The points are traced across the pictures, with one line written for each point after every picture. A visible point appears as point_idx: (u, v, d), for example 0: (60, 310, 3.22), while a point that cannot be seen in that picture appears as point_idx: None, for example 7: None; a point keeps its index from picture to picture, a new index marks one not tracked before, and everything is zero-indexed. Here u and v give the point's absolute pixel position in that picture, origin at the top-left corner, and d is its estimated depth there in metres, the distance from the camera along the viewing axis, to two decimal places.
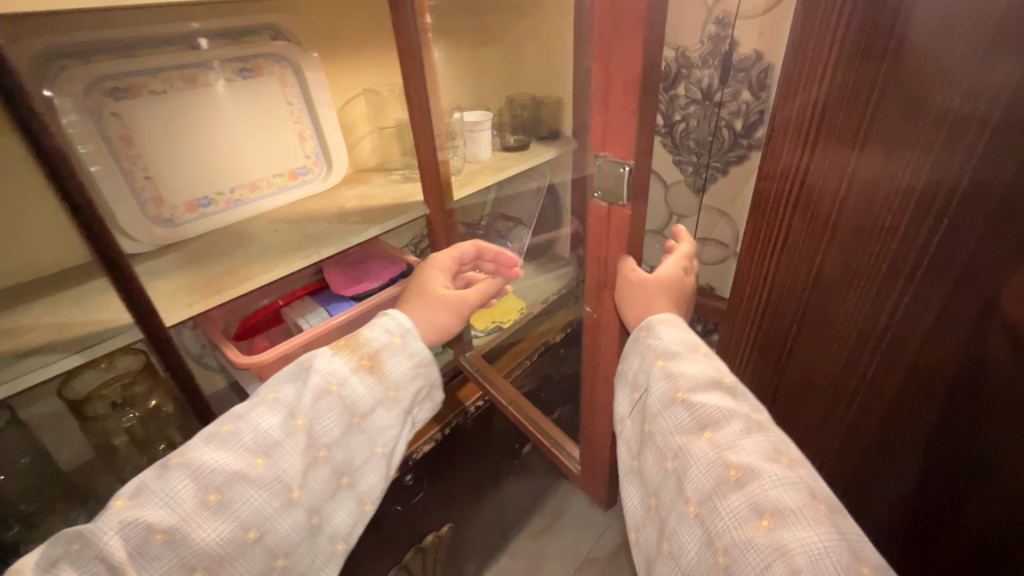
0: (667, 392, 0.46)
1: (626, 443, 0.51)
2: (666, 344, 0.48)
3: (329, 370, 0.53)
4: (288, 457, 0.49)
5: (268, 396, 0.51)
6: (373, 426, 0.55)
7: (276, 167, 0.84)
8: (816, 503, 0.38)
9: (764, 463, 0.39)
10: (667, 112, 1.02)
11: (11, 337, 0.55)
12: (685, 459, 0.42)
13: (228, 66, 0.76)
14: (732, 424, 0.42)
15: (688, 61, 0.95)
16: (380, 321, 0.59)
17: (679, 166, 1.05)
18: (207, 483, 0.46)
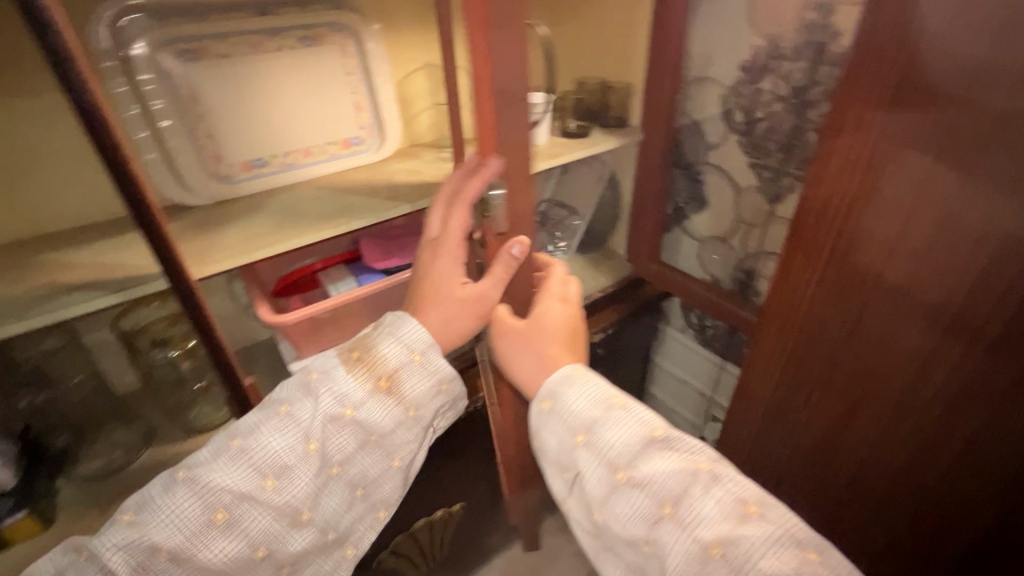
0: (597, 461, 0.52)
1: (579, 522, 0.56)
2: (580, 418, 0.53)
3: (343, 392, 0.55)
4: (296, 480, 0.53)
5: (280, 411, 0.54)
6: (390, 442, 0.58)
7: (330, 136, 0.86)
8: (806, 554, 0.43)
9: (738, 528, 0.45)
10: (749, 108, 0.92)
11: (68, 270, 0.64)
12: (658, 543, 0.47)
13: (291, 34, 0.78)
14: (684, 494, 0.47)
15: (777, 52, 0.84)
16: (399, 330, 0.57)
17: (755, 170, 0.95)
18: (216, 503, 0.51)
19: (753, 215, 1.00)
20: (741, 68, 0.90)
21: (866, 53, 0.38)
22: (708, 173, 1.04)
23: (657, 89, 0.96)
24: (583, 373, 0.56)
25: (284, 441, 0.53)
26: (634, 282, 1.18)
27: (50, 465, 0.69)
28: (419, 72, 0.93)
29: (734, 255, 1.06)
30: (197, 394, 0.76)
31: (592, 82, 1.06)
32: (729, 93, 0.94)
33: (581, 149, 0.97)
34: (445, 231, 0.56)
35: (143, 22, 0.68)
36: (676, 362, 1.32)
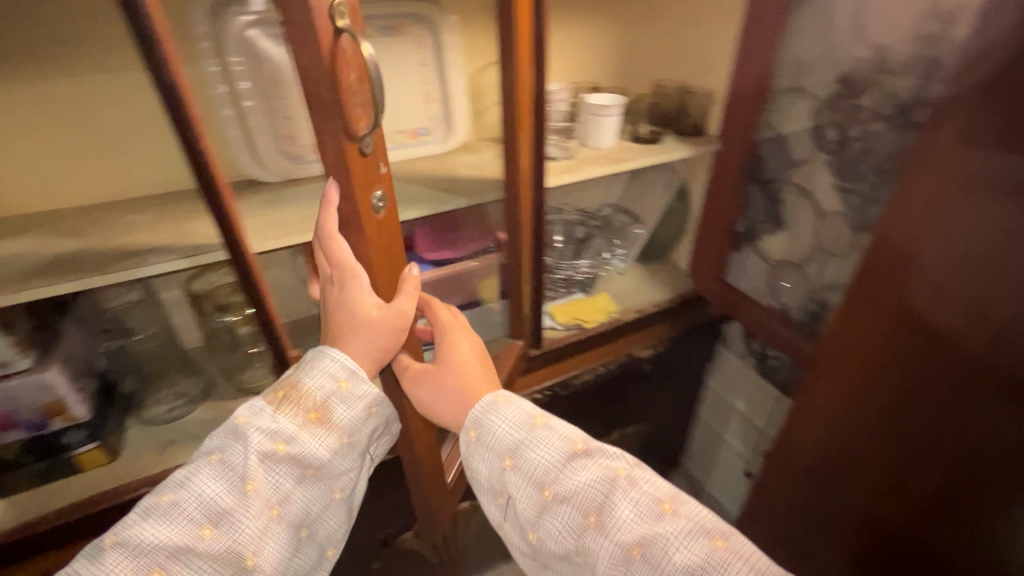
0: (526, 482, 0.57)
1: (515, 544, 0.61)
2: (505, 443, 0.59)
3: (274, 428, 0.53)
4: (230, 527, 0.51)
5: (211, 460, 0.53)
6: (328, 474, 0.57)
7: (399, 124, 0.88)
8: (715, 541, 0.51)
9: (657, 527, 0.52)
10: (843, 126, 0.84)
11: (150, 232, 0.70)
12: (588, 552, 0.53)
13: (372, 23, 0.81)
14: (604, 502, 0.54)
15: (885, 65, 0.75)
16: (320, 363, 0.56)
17: (843, 194, 0.87)
18: (151, 560, 0.48)
19: (834, 243, 0.91)
20: (840, 80, 0.82)
21: (948, 117, 0.52)
22: (789, 193, 0.95)
23: (740, 99, 0.90)
24: (512, 400, 0.62)
25: (216, 486, 0.51)
26: (693, 300, 1.11)
27: (119, 406, 0.77)
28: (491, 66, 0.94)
29: (808, 284, 0.97)
30: (250, 357, 0.81)
31: (671, 87, 1.01)
32: (823, 107, 0.86)
33: (650, 158, 0.92)
34: (338, 266, 0.51)
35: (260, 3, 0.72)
36: (730, 389, 1.24)
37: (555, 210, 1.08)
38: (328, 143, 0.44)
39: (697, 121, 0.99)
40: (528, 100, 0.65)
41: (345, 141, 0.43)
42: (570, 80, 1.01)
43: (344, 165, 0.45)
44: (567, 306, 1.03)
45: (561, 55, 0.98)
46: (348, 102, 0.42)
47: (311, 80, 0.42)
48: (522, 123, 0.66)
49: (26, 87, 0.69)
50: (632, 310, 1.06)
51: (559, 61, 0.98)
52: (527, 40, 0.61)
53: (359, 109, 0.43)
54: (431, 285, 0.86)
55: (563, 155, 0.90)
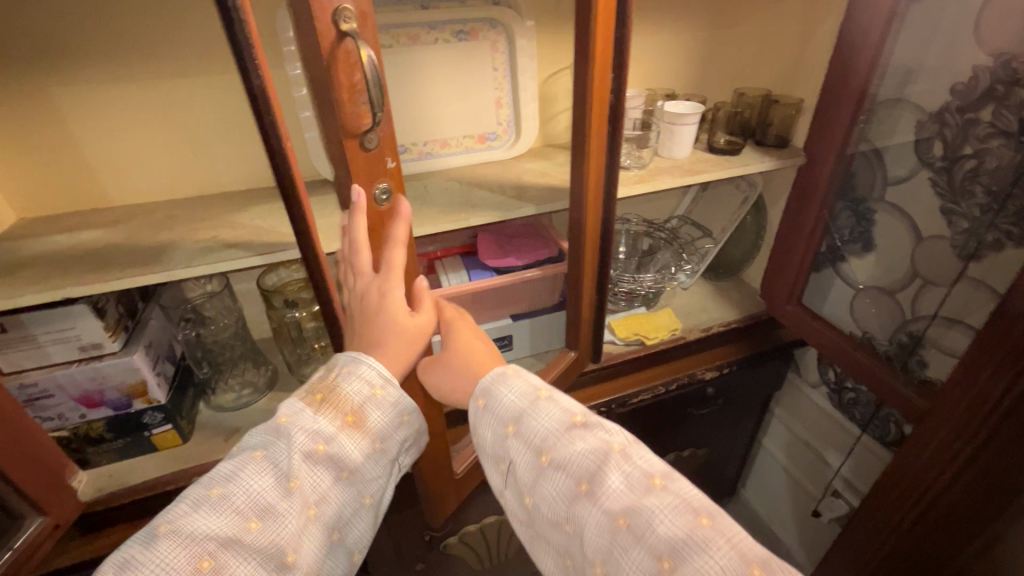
0: (526, 448, 0.55)
1: (515, 514, 0.58)
2: (510, 410, 0.57)
3: (316, 427, 0.52)
4: (275, 521, 0.49)
5: (256, 455, 0.51)
6: (360, 478, 0.56)
7: (468, 129, 0.88)
8: (699, 520, 0.45)
9: (644, 499, 0.47)
10: (953, 142, 0.76)
11: (230, 228, 0.73)
12: (577, 519, 0.50)
13: (448, 28, 0.81)
14: (593, 469, 0.50)
15: (1011, 75, 0.67)
16: (357, 369, 0.55)
17: (948, 218, 0.78)
18: (201, 550, 0.45)
19: (935, 270, 0.82)
20: (953, 90, 0.74)
21: None
22: (882, 213, 0.88)
23: (834, 108, 0.83)
24: (520, 373, 0.60)
25: (264, 480, 0.49)
26: (764, 322, 1.04)
27: (192, 391, 0.81)
28: (563, 72, 0.92)
29: (899, 313, 0.89)
30: (313, 353, 0.83)
31: (753, 94, 0.94)
32: (931, 120, 0.78)
33: (728, 170, 0.86)
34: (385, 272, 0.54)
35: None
36: (799, 419, 1.16)
37: (622, 219, 1.08)
38: (329, 139, 0.45)
39: (782, 132, 0.92)
40: (605, 105, 0.63)
41: (344, 139, 0.44)
42: (645, 86, 0.97)
43: (345, 161, 0.45)
44: (630, 320, 0.99)
45: (637, 60, 0.94)
46: (345, 102, 0.42)
47: (315, 85, 0.42)
48: (597, 126, 0.63)
49: (129, 87, 0.74)
50: (697, 328, 1.01)
51: (634, 66, 0.95)
52: (607, 43, 0.58)
53: (357, 110, 0.43)
54: (492, 292, 0.85)
55: (635, 164, 0.86)
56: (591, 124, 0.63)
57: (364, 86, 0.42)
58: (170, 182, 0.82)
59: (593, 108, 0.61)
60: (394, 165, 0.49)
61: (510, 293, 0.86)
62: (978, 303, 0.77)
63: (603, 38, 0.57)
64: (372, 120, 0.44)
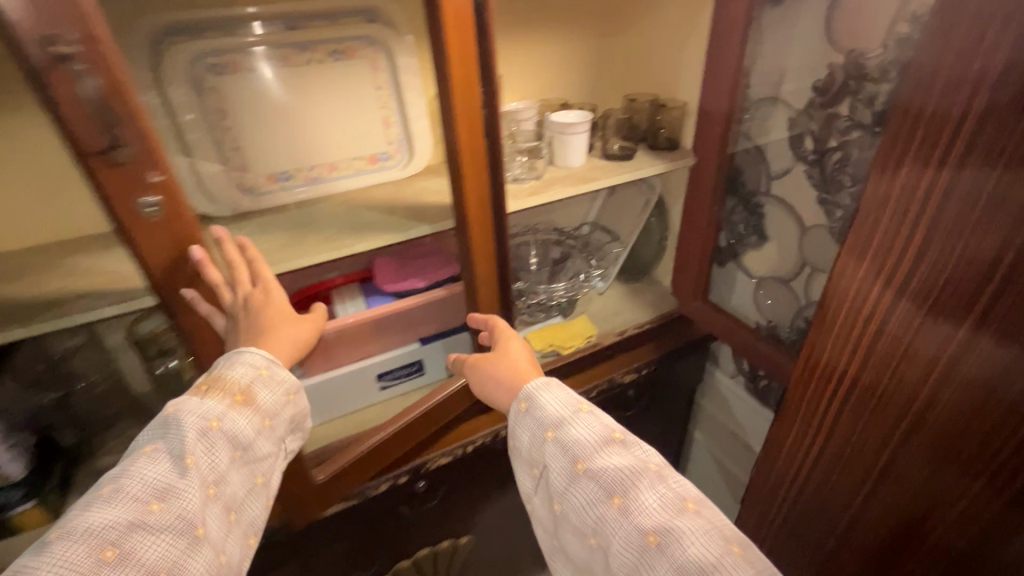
0: (561, 454, 0.62)
1: (540, 513, 0.66)
2: (552, 418, 0.64)
3: (204, 409, 0.55)
4: (177, 501, 0.50)
5: (145, 450, 0.52)
6: (255, 455, 0.58)
7: (357, 151, 0.85)
8: (730, 547, 0.53)
9: (673, 519, 0.54)
10: (821, 136, 0.79)
11: (86, 275, 0.67)
12: (608, 528, 0.57)
13: (320, 48, 0.78)
14: (627, 487, 0.57)
15: (859, 71, 0.71)
16: (237, 358, 0.59)
17: (825, 208, 0.82)
18: (104, 540, 0.46)
19: (820, 257, 0.86)
20: (814, 87, 0.78)
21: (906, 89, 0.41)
22: (770, 206, 0.91)
23: (712, 110, 0.86)
24: (561, 388, 0.68)
25: (159, 467, 0.51)
26: (677, 321, 1.06)
27: (62, 458, 0.73)
28: None
29: (795, 300, 0.93)
30: None
31: (642, 99, 0.97)
32: (800, 116, 0.82)
33: (619, 176, 0.87)
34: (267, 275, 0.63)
35: (262, 31, 0.74)
36: (723, 409, 1.19)
37: (529, 228, 1.06)
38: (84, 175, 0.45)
39: (672, 134, 0.94)
40: (475, 120, 0.61)
41: (92, 169, 0.44)
42: (536, 97, 0.98)
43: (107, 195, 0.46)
44: (544, 331, 0.98)
45: (525, 72, 0.95)
46: (73, 128, 0.42)
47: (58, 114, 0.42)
48: (468, 141, 0.62)
49: None
50: (613, 333, 1.01)
51: (522, 78, 0.95)
52: (467, 54, 0.57)
53: (94, 132, 0.43)
54: (394, 318, 0.82)
55: (529, 176, 0.86)
56: (464, 140, 0.61)
57: (86, 105, 0.42)
58: (24, 228, 0.75)
59: (460, 123, 0.60)
60: (164, 176, 0.48)
61: (415, 319, 0.84)
62: None
63: (460, 51, 0.56)
64: (108, 137, 0.43)
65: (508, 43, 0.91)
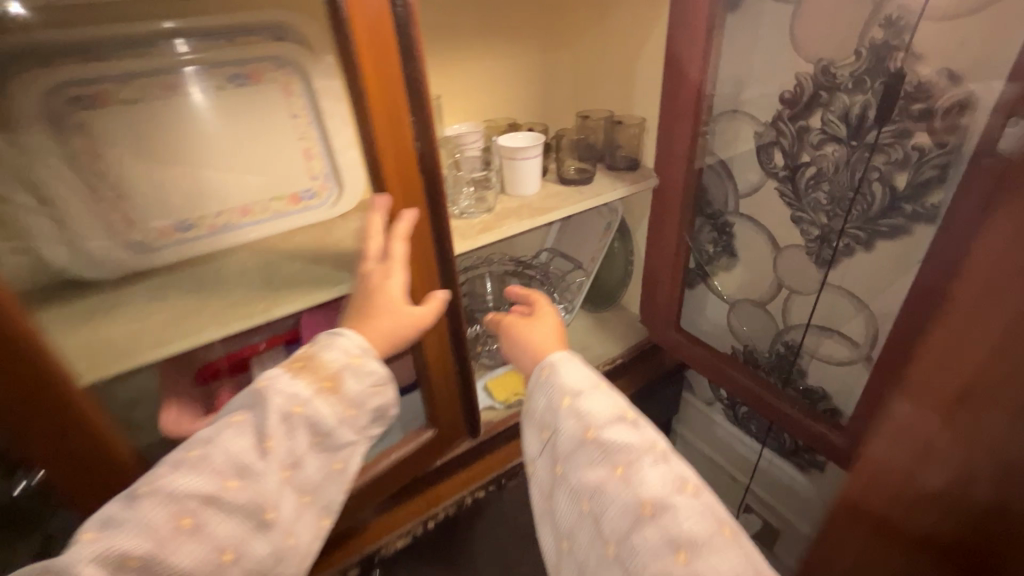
0: (573, 421, 0.55)
1: (536, 484, 0.58)
2: (571, 385, 0.57)
3: (292, 390, 0.53)
4: (249, 486, 0.51)
5: (233, 420, 0.52)
6: (334, 443, 0.56)
7: (273, 189, 0.73)
8: (723, 530, 0.48)
9: (673, 496, 0.49)
10: (791, 150, 0.73)
11: None
12: (603, 498, 0.51)
13: (217, 72, 0.65)
14: (636, 461, 0.52)
15: (832, 80, 0.65)
16: (337, 340, 0.56)
17: (799, 226, 0.76)
18: (180, 510, 0.48)
19: (798, 278, 0.80)
20: (782, 100, 0.72)
21: None
22: (739, 226, 0.85)
23: (675, 126, 0.78)
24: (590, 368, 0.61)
25: (241, 442, 0.51)
26: (649, 352, 0.98)
27: None
28: None
29: (773, 324, 0.86)
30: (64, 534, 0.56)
31: (597, 116, 0.88)
32: (766, 129, 0.75)
33: (577, 205, 0.78)
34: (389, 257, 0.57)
35: (188, 48, 0.63)
36: (703, 439, 1.11)
37: (485, 260, 0.97)
38: None
39: (631, 154, 0.87)
40: (407, 156, 0.53)
41: None
42: (480, 118, 0.88)
43: None
44: (506, 379, 0.88)
45: (465, 92, 0.85)
46: None
47: None
48: (402, 193, 0.55)
49: None
50: None
51: (462, 98, 0.85)
52: (401, 93, 0.50)
53: None
54: None
55: (479, 210, 0.75)
56: (398, 190, 0.55)
57: None
58: None
59: (387, 160, 0.52)
60: None
61: None
62: (844, 311, 0.75)
63: (385, 87, 0.49)
64: None
65: (442, 60, 0.81)
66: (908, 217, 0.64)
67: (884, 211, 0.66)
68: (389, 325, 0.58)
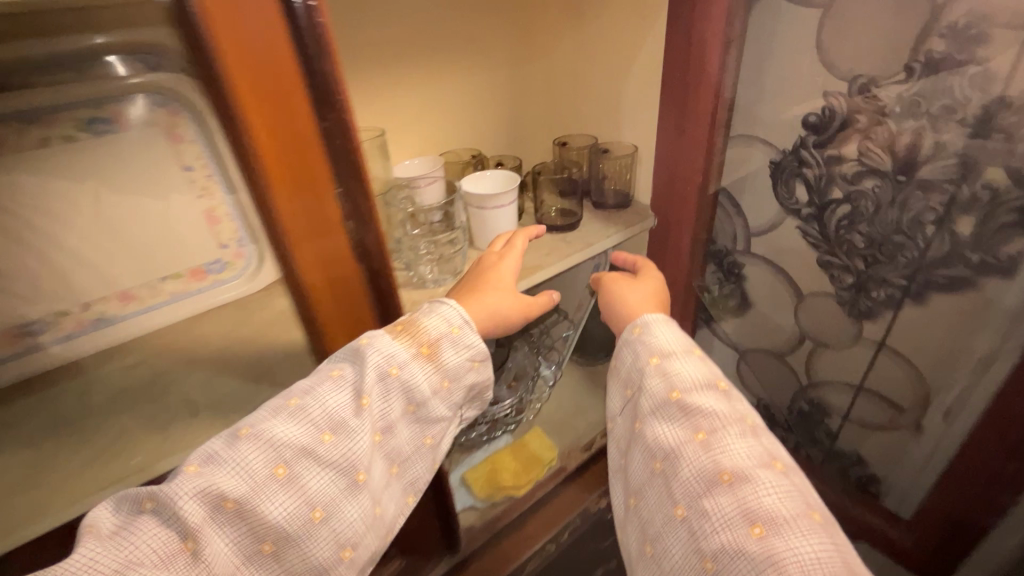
0: (658, 386, 0.44)
1: (614, 442, 0.48)
2: (661, 344, 0.46)
3: (389, 351, 0.43)
4: (358, 434, 0.40)
5: (334, 372, 0.42)
6: (426, 416, 0.46)
7: (168, 266, 0.54)
8: (811, 514, 0.36)
9: (759, 469, 0.38)
10: (817, 183, 0.61)
11: None
12: (676, 460, 0.40)
13: (66, 117, 0.45)
14: (726, 428, 0.40)
15: (874, 103, 0.53)
16: (438, 307, 0.46)
17: (829, 272, 0.64)
18: (278, 455, 0.38)
19: (826, 330, 0.68)
20: (804, 125, 0.59)
21: None
22: (752, 268, 0.72)
23: (681, 157, 0.65)
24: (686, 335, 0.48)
25: (340, 394, 0.41)
26: None
27: None
28: None
29: (793, 379, 0.74)
30: None
31: (578, 143, 0.75)
32: (785, 158, 0.62)
33: (564, 261, 0.63)
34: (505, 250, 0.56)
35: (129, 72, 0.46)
36: None
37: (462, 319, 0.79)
38: None
39: (621, 188, 0.74)
40: (337, 238, 0.37)
41: None
42: (439, 152, 0.74)
43: None
44: (488, 470, 0.73)
45: (417, 121, 0.69)
46: None
47: None
48: (330, 289, 0.39)
49: None
50: (578, 447, 0.78)
51: (413, 130, 0.70)
52: (321, 159, 0.34)
53: None
54: None
55: (445, 274, 0.60)
56: (322, 287, 0.38)
57: None
58: None
59: (302, 247, 0.35)
60: None
61: None
62: (885, 370, 0.64)
63: (295, 150, 0.32)
64: None
65: (385, 85, 0.65)
66: (973, 268, 0.52)
67: (940, 260, 0.54)
68: (494, 298, 0.51)
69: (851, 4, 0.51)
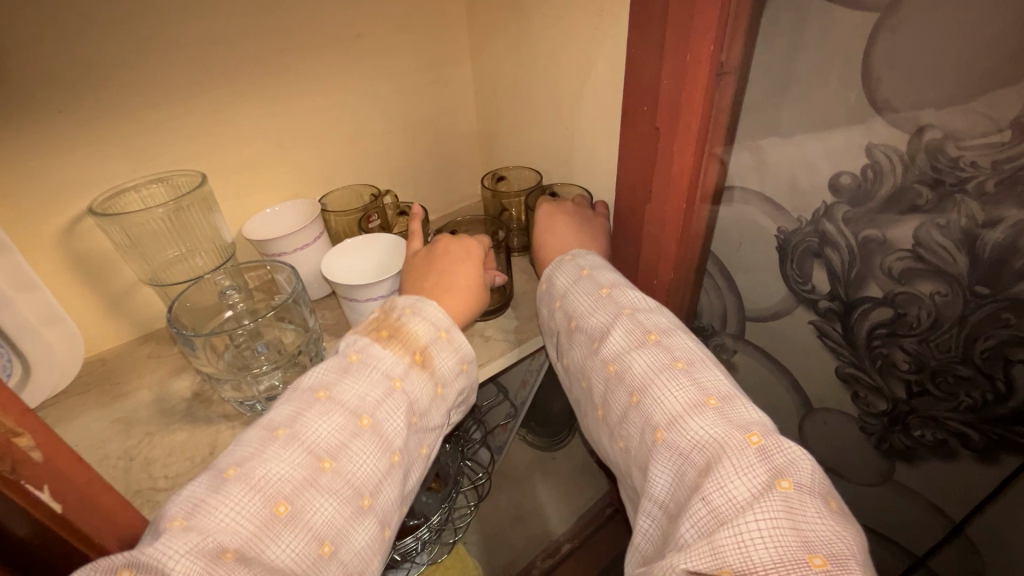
0: (559, 318, 0.42)
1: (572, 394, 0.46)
2: (559, 285, 0.43)
3: (385, 364, 0.35)
4: (371, 450, 0.32)
5: (319, 393, 0.33)
6: (429, 437, 0.37)
7: None
8: (673, 364, 0.34)
9: (635, 352, 0.35)
10: (844, 271, 0.40)
11: None
12: (588, 378, 0.38)
13: None
14: (606, 330, 0.37)
15: (950, 173, 0.33)
16: (422, 309, 0.38)
17: (853, 392, 0.44)
18: (275, 488, 0.28)
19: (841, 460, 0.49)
20: (831, 188, 0.38)
21: None
22: (744, 365, 0.52)
23: (646, 220, 0.45)
24: (583, 256, 0.43)
25: (336, 418, 0.31)
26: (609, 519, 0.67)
27: None
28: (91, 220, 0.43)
29: None
30: None
31: (518, 180, 0.57)
32: (798, 231, 0.41)
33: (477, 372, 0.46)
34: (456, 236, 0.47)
35: None
36: None
37: None
38: None
39: None
40: None
41: None
42: (320, 192, 0.54)
43: None
44: None
45: (281, 159, 0.50)
46: None
47: None
48: None
49: None
50: None
51: (274, 169, 0.50)
52: None
53: None
54: None
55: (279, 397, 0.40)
56: None
57: None
58: None
59: None
60: None
61: None
62: (923, 521, 0.46)
63: None
64: None
65: (215, 114, 0.45)
66: None
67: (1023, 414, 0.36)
68: (453, 269, 0.42)
69: (923, 14, 0.30)
